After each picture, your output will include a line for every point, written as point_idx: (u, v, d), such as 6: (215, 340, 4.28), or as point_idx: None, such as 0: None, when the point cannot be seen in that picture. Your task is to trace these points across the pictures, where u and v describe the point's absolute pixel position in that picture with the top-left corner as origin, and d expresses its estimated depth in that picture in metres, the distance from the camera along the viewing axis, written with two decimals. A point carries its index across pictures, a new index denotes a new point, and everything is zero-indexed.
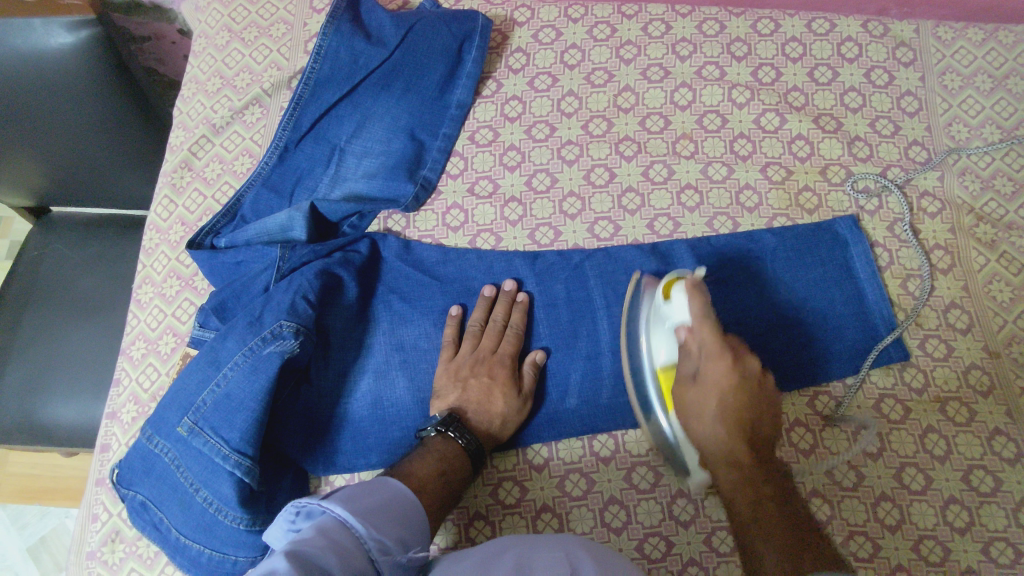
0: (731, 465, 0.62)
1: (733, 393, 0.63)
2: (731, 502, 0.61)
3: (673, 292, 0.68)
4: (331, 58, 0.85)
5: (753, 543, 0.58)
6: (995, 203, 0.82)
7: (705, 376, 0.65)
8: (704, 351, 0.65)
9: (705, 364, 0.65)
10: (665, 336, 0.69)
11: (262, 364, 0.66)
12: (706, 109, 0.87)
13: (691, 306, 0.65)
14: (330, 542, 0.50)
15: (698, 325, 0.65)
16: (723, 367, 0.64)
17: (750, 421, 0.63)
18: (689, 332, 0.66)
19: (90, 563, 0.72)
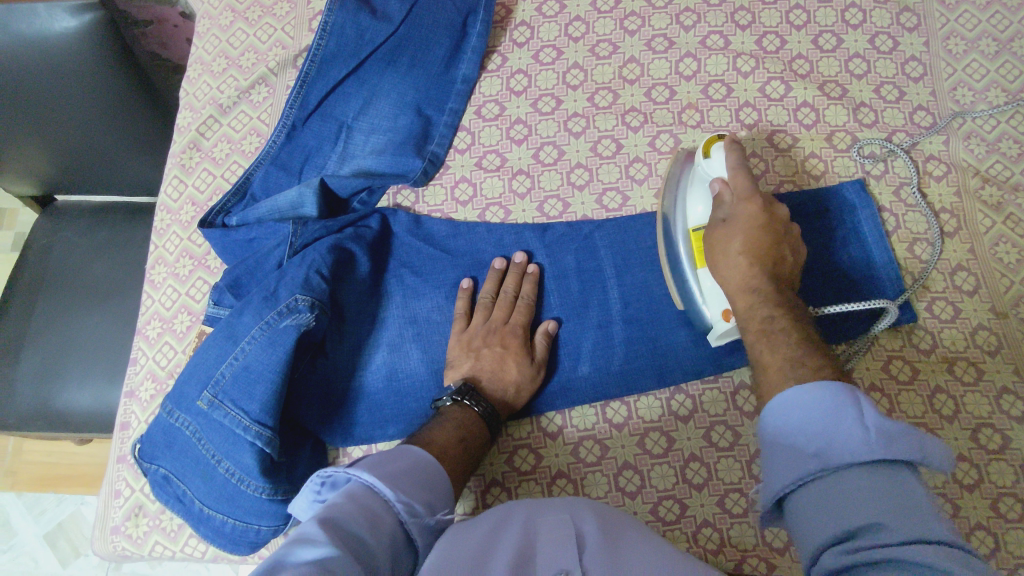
0: (750, 291, 0.63)
1: (759, 227, 0.65)
2: (746, 323, 0.61)
3: (713, 149, 0.72)
4: (337, 34, 0.84)
5: (761, 356, 0.57)
6: (1000, 165, 0.82)
7: (734, 215, 0.67)
8: (737, 194, 0.68)
9: (736, 205, 0.67)
10: (700, 193, 0.72)
11: (280, 337, 0.67)
12: (711, 79, 0.87)
13: (729, 159, 0.69)
14: (359, 507, 0.51)
15: (734, 174, 0.68)
16: (754, 206, 0.66)
17: (773, 255, 0.64)
18: (724, 184, 0.69)
19: (114, 537, 0.73)
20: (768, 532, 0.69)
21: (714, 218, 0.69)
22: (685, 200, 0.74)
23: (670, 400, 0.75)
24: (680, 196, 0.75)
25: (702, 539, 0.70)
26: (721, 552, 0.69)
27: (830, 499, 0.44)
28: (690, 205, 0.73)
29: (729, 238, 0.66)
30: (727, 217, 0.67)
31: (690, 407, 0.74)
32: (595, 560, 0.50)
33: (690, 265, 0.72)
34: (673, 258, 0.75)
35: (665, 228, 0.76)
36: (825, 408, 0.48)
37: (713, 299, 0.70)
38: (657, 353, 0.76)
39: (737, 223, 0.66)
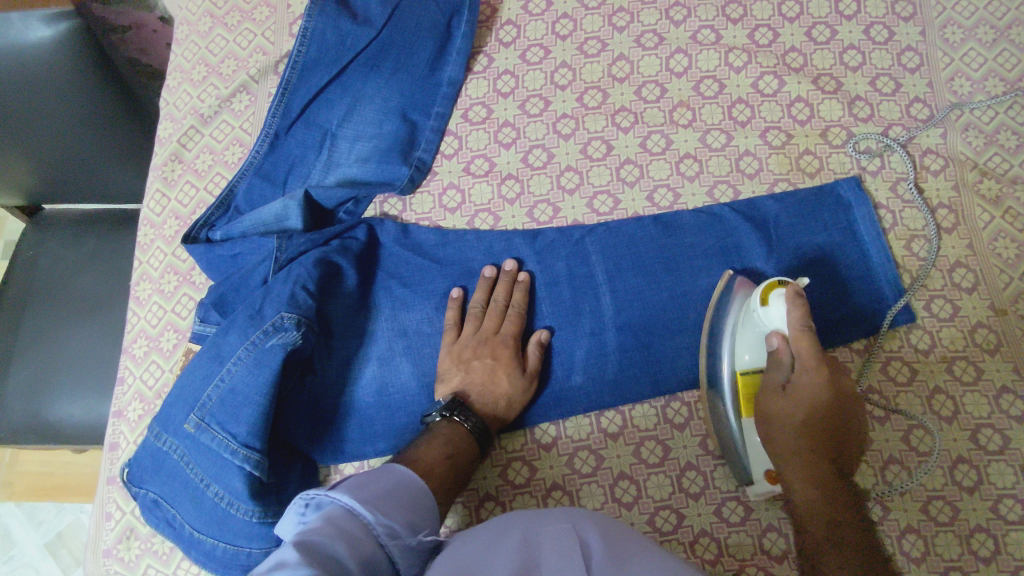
0: (812, 486, 0.61)
1: (826, 408, 0.63)
2: (805, 520, 0.60)
3: (772, 297, 0.66)
4: (318, 41, 0.83)
5: (822, 564, 0.57)
6: (999, 158, 0.81)
7: (797, 386, 0.64)
8: (798, 360, 0.64)
9: (799, 376, 0.64)
10: (751, 342, 0.68)
11: (265, 357, 0.65)
12: (703, 75, 0.85)
13: (791, 316, 0.63)
14: (338, 530, 0.50)
15: (797, 336, 0.63)
16: (819, 378, 0.63)
17: (835, 435, 0.62)
18: (785, 341, 0.65)
19: (106, 560, 0.73)
20: (765, 540, 0.68)
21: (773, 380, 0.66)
22: (734, 338, 0.70)
23: (665, 408, 0.74)
24: (729, 331, 0.70)
25: (700, 549, 0.69)
26: (719, 561, 0.68)
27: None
28: (738, 348, 0.69)
29: (789, 412, 0.64)
30: (788, 384, 0.65)
31: (685, 415, 0.73)
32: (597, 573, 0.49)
33: (733, 413, 0.69)
34: (716, 398, 0.71)
35: (709, 357, 0.72)
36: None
37: (757, 456, 0.67)
38: (651, 360, 0.75)
39: (801, 397, 0.63)
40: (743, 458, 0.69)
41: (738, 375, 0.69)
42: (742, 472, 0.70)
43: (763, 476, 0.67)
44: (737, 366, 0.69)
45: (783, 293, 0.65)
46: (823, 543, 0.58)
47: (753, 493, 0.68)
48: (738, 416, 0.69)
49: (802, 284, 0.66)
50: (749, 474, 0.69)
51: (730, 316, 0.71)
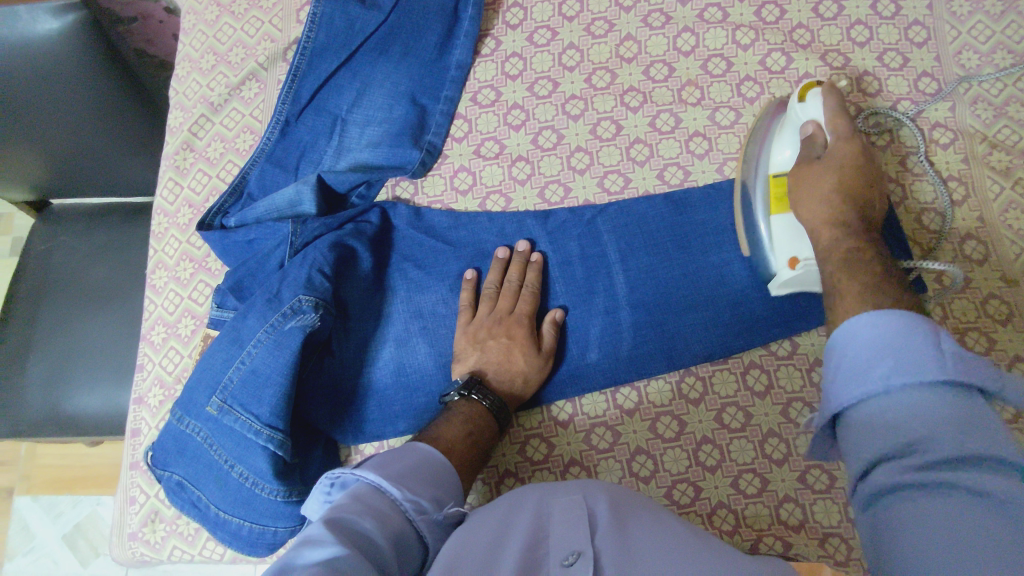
0: (837, 225, 0.59)
1: (854, 168, 0.63)
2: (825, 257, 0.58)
3: (809, 94, 0.69)
4: (327, 26, 0.84)
5: (838, 285, 0.54)
6: (1009, 130, 0.81)
7: (833, 154, 0.64)
8: (834, 134, 0.65)
9: (834, 145, 0.64)
10: (790, 137, 0.70)
11: (285, 338, 0.66)
12: (711, 54, 0.85)
13: (827, 100, 0.66)
14: (365, 506, 0.51)
15: (832, 117, 0.65)
16: (855, 147, 0.64)
17: (861, 193, 0.62)
18: (818, 126, 0.67)
19: (132, 543, 0.74)
20: (782, 511, 0.69)
21: (806, 157, 0.66)
22: (771, 146, 0.72)
23: (680, 383, 0.75)
24: (767, 139, 0.73)
25: (717, 520, 0.70)
26: (737, 532, 0.69)
27: (885, 426, 0.41)
28: (777, 150, 0.71)
29: (821, 176, 0.63)
30: (821, 158, 0.65)
31: (700, 390, 0.74)
32: (607, 541, 0.50)
33: (764, 211, 0.71)
34: (748, 206, 0.73)
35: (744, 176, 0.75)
36: (912, 339, 0.42)
37: (783, 244, 0.69)
38: (665, 336, 0.75)
39: (834, 162, 0.63)
40: (771, 256, 0.71)
41: (773, 175, 0.70)
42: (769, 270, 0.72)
43: (787, 264, 0.68)
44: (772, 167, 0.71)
45: (819, 89, 0.68)
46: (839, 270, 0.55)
47: (779, 286, 0.70)
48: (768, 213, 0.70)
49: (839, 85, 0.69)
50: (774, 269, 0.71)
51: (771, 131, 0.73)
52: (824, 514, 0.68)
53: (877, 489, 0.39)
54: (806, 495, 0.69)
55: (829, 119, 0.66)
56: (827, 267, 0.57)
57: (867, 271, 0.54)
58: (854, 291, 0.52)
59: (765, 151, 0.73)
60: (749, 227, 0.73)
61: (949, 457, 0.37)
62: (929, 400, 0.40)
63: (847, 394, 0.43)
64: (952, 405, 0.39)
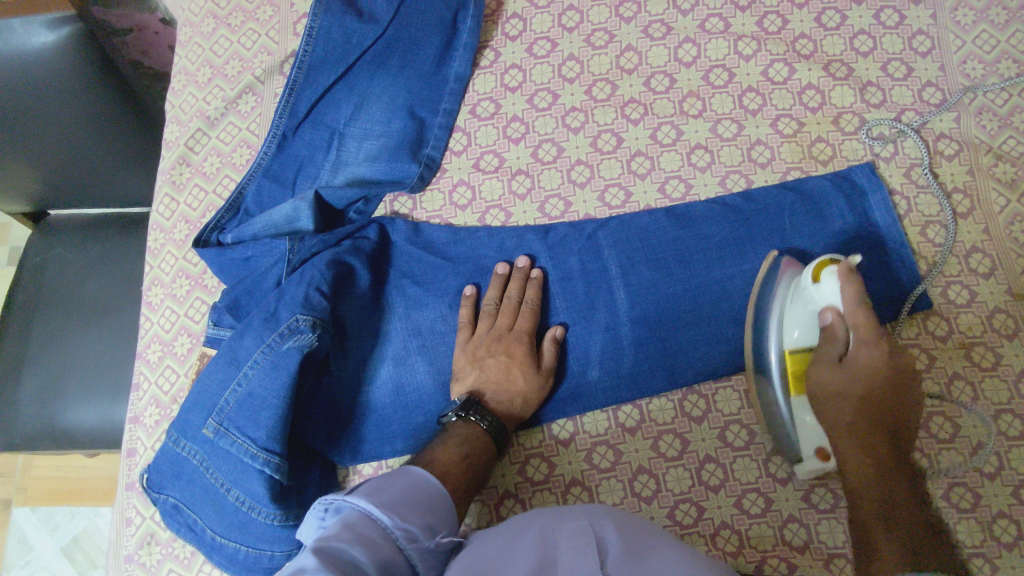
0: (867, 449, 0.62)
1: (883, 379, 0.63)
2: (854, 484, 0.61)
3: (823, 274, 0.65)
4: (324, 39, 0.82)
5: (874, 533, 0.58)
6: (1014, 140, 0.79)
7: (856, 360, 0.64)
8: (856, 335, 0.64)
9: (858, 351, 0.64)
10: (801, 317, 0.68)
11: (282, 360, 0.65)
12: (712, 64, 0.84)
13: (845, 291, 0.63)
14: (357, 535, 0.50)
15: (854, 311, 0.63)
16: (879, 351, 0.64)
17: (891, 404, 0.63)
18: (839, 317, 0.64)
19: (128, 565, 0.73)
20: (787, 532, 0.68)
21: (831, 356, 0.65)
22: (783, 318, 0.69)
23: (683, 401, 0.74)
24: (777, 305, 0.70)
25: (721, 541, 0.69)
26: (741, 553, 0.68)
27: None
28: (786, 324, 0.68)
29: (846, 386, 0.64)
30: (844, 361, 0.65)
31: (703, 408, 0.73)
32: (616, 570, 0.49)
33: (782, 393, 0.68)
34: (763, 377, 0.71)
35: (756, 341, 0.71)
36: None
37: (809, 434, 0.67)
38: (666, 353, 0.74)
39: (858, 371, 0.64)
40: (793, 438, 0.68)
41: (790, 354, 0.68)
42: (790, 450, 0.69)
43: (814, 453, 0.66)
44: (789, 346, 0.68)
45: (835, 269, 0.64)
46: (872, 513, 0.58)
47: (803, 471, 0.67)
48: (789, 394, 0.68)
49: (852, 259, 0.65)
50: (796, 452, 0.68)
51: (778, 297, 0.70)
52: (829, 534, 0.67)
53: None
54: (810, 515, 0.68)
55: (851, 313, 0.63)
56: (859, 509, 0.60)
57: (904, 522, 0.57)
58: (891, 559, 0.54)
59: (776, 321, 0.69)
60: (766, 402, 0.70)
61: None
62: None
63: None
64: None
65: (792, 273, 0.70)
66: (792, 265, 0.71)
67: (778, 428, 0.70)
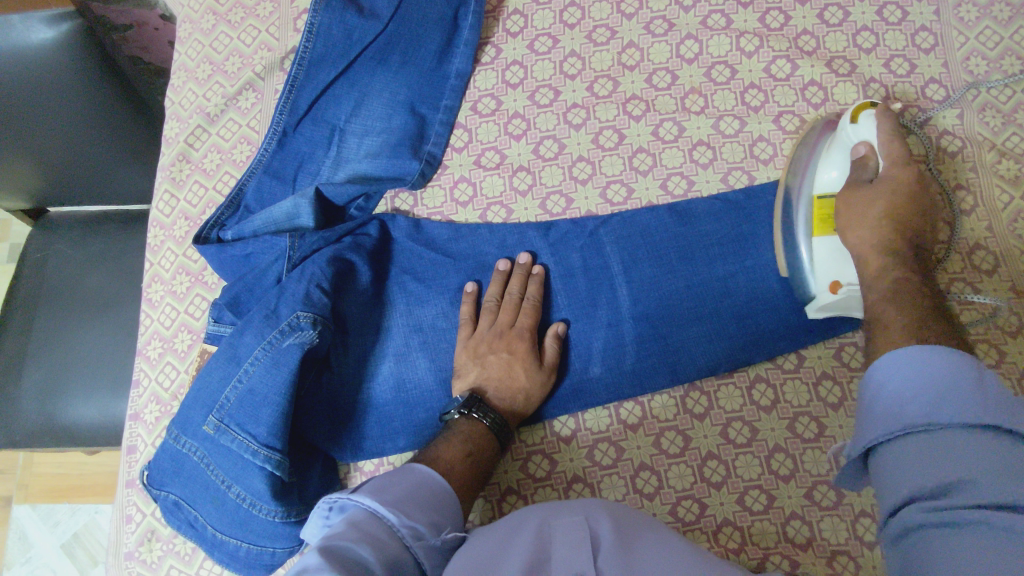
0: (882, 252, 0.64)
1: (906, 198, 0.66)
2: (871, 283, 0.63)
3: (860, 115, 0.71)
4: (324, 36, 0.81)
5: (883, 312, 0.59)
6: (1018, 137, 0.79)
7: (884, 180, 0.67)
8: (887, 161, 0.68)
9: (887, 173, 0.67)
10: (838, 159, 0.71)
11: (283, 357, 0.65)
12: (714, 61, 0.84)
13: (882, 125, 0.69)
14: (362, 533, 0.50)
15: (886, 141, 0.68)
16: (905, 175, 0.67)
17: (912, 222, 0.65)
18: (872, 149, 0.69)
19: (128, 563, 0.73)
20: (790, 528, 0.68)
21: (857, 179, 0.68)
22: (817, 164, 0.72)
23: (684, 398, 0.73)
24: (812, 158, 0.73)
25: (723, 537, 0.68)
26: (743, 551, 0.68)
27: (919, 455, 0.45)
28: (822, 168, 0.71)
29: (873, 200, 0.66)
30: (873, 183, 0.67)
31: (705, 405, 0.73)
32: (610, 563, 0.49)
33: (805, 232, 0.71)
34: (788, 225, 0.72)
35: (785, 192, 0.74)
36: (948, 376, 0.47)
37: (827, 266, 0.69)
38: (669, 350, 0.74)
39: (887, 188, 0.66)
40: (810, 277, 0.71)
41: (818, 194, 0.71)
42: (805, 292, 0.71)
43: (828, 287, 0.68)
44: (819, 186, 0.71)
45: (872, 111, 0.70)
46: (884, 300, 0.59)
47: (816, 308, 0.70)
48: (811, 233, 0.70)
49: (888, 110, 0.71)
50: (812, 291, 0.71)
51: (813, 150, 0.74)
52: (832, 532, 0.67)
53: (908, 531, 0.43)
54: (813, 512, 0.68)
55: (884, 144, 0.68)
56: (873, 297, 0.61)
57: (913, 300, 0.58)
58: (897, 326, 0.56)
59: (808, 170, 0.73)
60: (789, 247, 0.72)
61: (988, 497, 0.40)
62: (968, 436, 0.44)
63: (879, 429, 0.48)
64: (990, 442, 0.43)
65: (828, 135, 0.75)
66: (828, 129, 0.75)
67: (795, 268, 0.72)
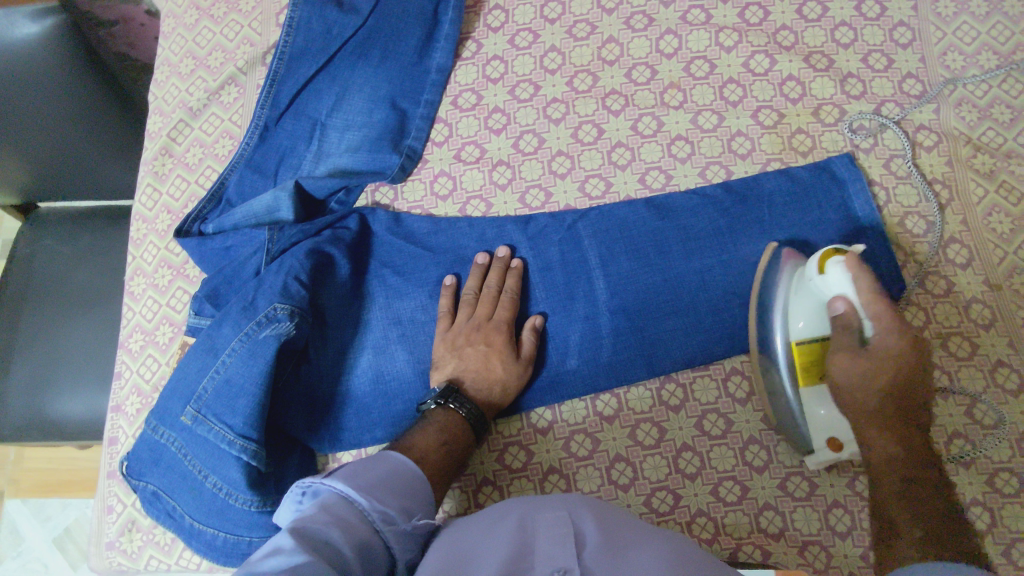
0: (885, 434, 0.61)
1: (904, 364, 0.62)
2: (879, 473, 0.61)
3: (829, 265, 0.65)
4: (304, 30, 0.84)
5: (894, 513, 0.57)
6: (993, 132, 0.79)
7: (876, 345, 0.63)
8: (872, 321, 0.63)
9: (877, 339, 0.63)
10: (808, 308, 0.67)
11: (259, 348, 0.66)
12: (693, 56, 0.85)
13: (859, 281, 0.63)
14: (333, 517, 0.50)
15: (868, 300, 0.63)
16: (900, 338, 0.63)
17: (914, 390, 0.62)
18: (850, 305, 0.64)
19: (109, 552, 0.74)
20: (762, 519, 0.69)
21: (847, 341, 0.64)
22: (789, 309, 0.69)
23: (660, 390, 0.74)
24: (781, 298, 0.69)
25: (697, 528, 0.69)
26: (716, 541, 0.69)
27: None
28: (793, 315, 0.68)
29: (865, 373, 0.63)
30: (865, 347, 0.64)
31: (680, 397, 0.74)
32: (596, 562, 0.49)
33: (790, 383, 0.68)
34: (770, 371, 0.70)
35: (760, 330, 0.71)
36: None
37: (819, 425, 0.67)
38: (645, 342, 0.75)
39: (879, 357, 0.63)
40: (803, 429, 0.68)
41: (795, 345, 0.67)
42: (800, 441, 0.69)
43: (825, 444, 0.67)
44: (793, 336, 0.67)
45: (842, 259, 0.65)
46: (898, 498, 0.58)
47: (813, 462, 0.68)
48: (795, 386, 0.68)
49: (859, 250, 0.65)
50: (807, 443, 0.68)
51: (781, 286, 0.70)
52: (804, 522, 0.68)
53: None
54: (786, 502, 0.69)
55: (863, 300, 0.63)
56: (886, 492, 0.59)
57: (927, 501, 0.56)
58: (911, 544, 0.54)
59: (778, 312, 0.69)
60: (774, 397, 0.70)
61: None
62: None
63: None
64: None
65: (793, 266, 0.70)
66: (791, 258, 0.71)
67: (786, 419, 0.69)
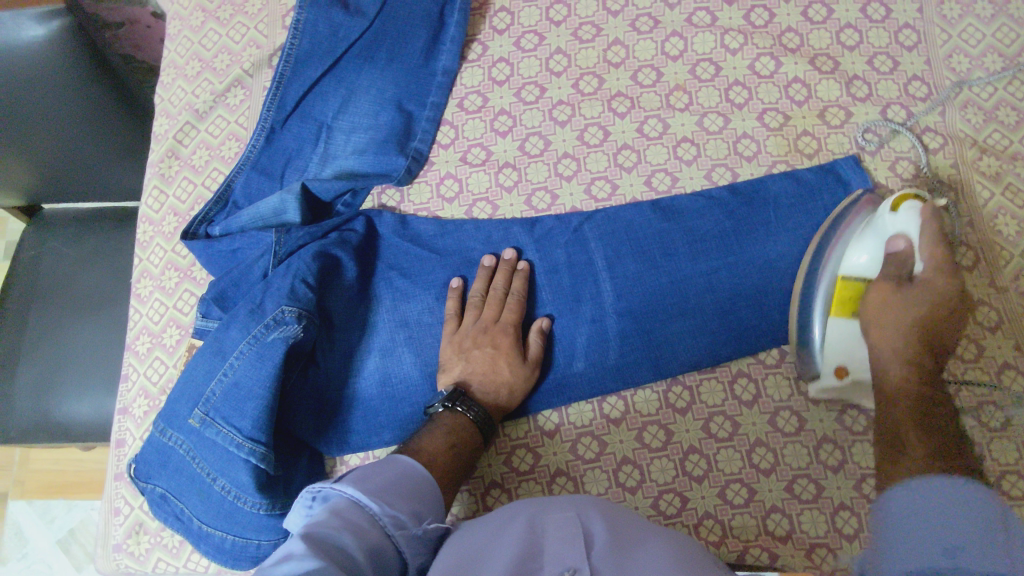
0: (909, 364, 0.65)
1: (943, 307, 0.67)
2: (895, 395, 0.64)
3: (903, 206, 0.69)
4: (310, 33, 0.84)
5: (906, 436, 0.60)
6: (998, 134, 0.79)
7: (927, 285, 0.67)
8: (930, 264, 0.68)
9: (927, 280, 0.67)
10: (870, 243, 0.71)
11: (268, 350, 0.66)
12: (699, 58, 0.85)
13: (927, 226, 0.68)
14: (344, 522, 0.51)
15: (930, 245, 0.68)
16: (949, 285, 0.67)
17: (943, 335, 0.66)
18: (911, 246, 0.68)
19: (116, 555, 0.74)
20: (769, 521, 0.69)
21: (900, 276, 0.68)
22: (847, 243, 0.72)
23: (667, 392, 0.74)
24: (843, 233, 0.72)
25: (704, 531, 0.69)
26: (723, 543, 0.69)
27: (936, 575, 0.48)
28: (853, 249, 0.71)
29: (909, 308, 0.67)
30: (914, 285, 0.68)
31: (687, 399, 0.74)
32: (604, 561, 0.49)
33: (822, 311, 0.71)
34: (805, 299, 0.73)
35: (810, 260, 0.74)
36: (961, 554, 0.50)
37: (836, 352, 0.70)
38: (652, 344, 0.75)
39: (926, 295, 0.67)
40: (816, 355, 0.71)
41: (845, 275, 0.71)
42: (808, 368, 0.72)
43: (834, 371, 0.70)
44: (847, 267, 0.71)
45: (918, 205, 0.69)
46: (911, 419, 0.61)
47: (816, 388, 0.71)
48: (827, 313, 0.71)
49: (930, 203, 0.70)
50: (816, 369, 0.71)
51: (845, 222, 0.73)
52: (812, 525, 0.68)
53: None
54: (793, 505, 0.69)
55: (925, 245, 0.68)
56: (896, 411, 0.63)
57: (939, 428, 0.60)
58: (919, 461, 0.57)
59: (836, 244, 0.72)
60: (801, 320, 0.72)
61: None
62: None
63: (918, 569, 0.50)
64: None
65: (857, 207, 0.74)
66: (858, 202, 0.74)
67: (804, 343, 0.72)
